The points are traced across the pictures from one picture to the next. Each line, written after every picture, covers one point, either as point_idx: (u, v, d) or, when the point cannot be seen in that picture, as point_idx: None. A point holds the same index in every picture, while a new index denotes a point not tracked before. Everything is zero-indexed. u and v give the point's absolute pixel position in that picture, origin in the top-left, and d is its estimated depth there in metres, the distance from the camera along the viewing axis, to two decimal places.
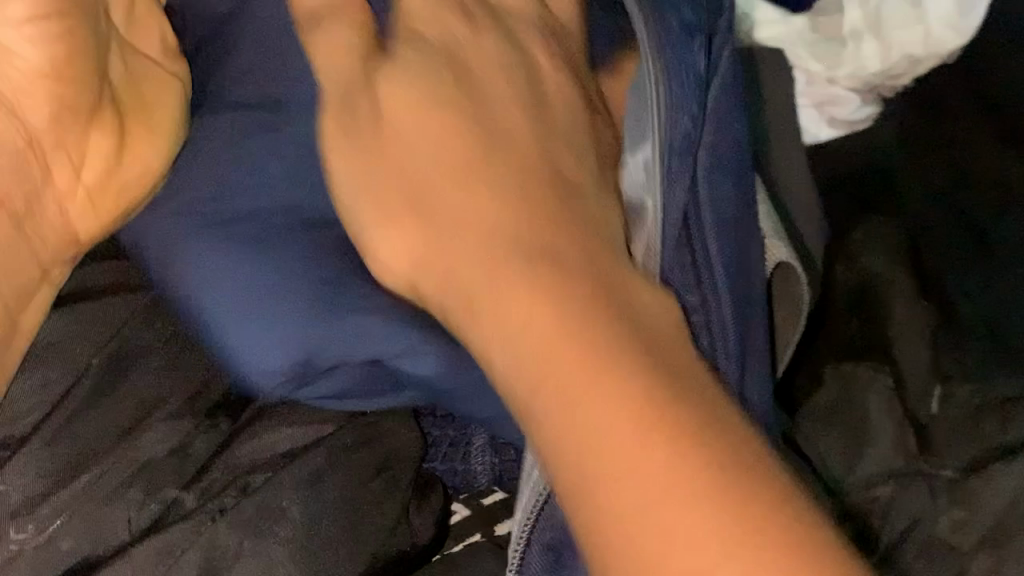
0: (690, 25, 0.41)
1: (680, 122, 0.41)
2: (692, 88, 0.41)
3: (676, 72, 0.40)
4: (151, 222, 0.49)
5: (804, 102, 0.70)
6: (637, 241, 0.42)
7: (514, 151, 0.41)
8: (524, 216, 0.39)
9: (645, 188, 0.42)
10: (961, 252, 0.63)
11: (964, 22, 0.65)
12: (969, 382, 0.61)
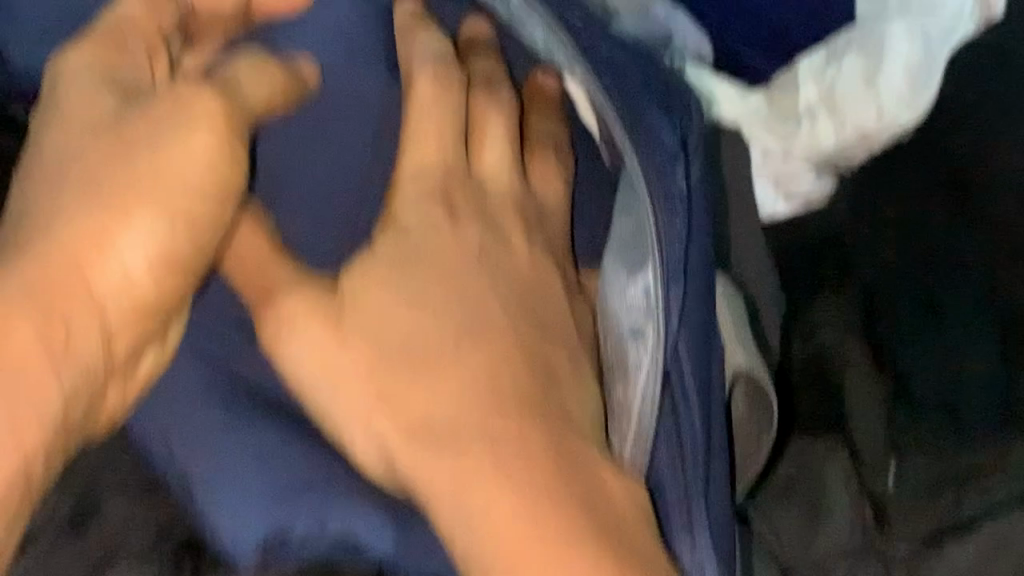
0: (672, 151, 0.44)
1: (673, 249, 0.42)
2: (680, 207, 0.43)
3: (667, 204, 0.43)
4: (173, 377, 0.49)
5: (761, 178, 0.71)
6: (623, 381, 0.43)
7: (493, 316, 0.43)
8: (507, 399, 0.41)
9: (623, 277, 0.42)
10: (913, 311, 0.63)
11: (914, 100, 0.66)
12: (922, 457, 0.62)
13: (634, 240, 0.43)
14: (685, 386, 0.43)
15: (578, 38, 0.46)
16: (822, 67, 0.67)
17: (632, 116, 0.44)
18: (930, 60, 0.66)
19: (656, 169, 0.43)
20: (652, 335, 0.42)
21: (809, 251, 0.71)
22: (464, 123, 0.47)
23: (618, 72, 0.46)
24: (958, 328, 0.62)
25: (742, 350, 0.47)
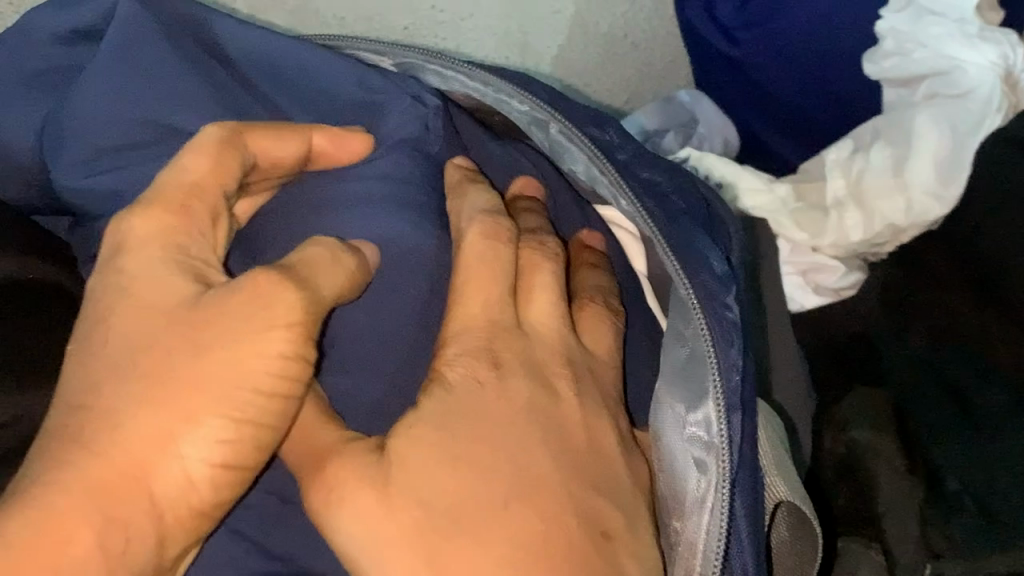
0: (722, 277, 0.45)
1: (731, 377, 0.42)
2: (733, 338, 0.43)
3: (722, 333, 0.43)
4: (215, 551, 0.43)
5: (789, 270, 0.73)
6: (682, 516, 0.41)
7: (544, 469, 0.40)
8: (553, 559, 0.38)
9: (683, 410, 0.42)
10: (940, 410, 0.63)
11: (946, 191, 0.66)
12: (958, 559, 0.61)
13: (688, 369, 0.43)
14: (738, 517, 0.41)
15: (618, 160, 0.47)
16: (849, 159, 0.70)
17: (681, 243, 0.45)
18: (961, 151, 0.66)
19: (707, 296, 0.43)
20: (714, 465, 0.41)
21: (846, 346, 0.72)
22: (514, 263, 0.45)
23: (662, 194, 0.47)
24: (990, 428, 0.60)
25: (785, 482, 0.46)
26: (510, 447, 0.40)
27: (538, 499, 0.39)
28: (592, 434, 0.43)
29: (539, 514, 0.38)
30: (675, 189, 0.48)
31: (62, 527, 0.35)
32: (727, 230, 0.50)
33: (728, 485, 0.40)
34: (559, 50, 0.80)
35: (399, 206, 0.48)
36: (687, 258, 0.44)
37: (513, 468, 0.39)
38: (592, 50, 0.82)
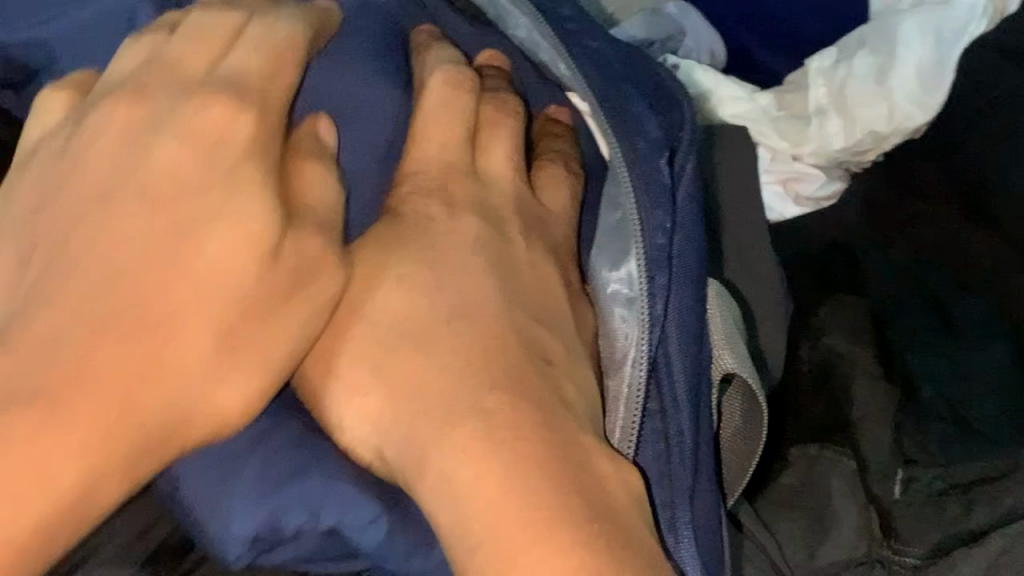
0: (657, 141, 0.45)
1: (654, 239, 0.43)
2: (662, 202, 0.44)
3: (650, 193, 0.43)
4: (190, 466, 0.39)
5: (768, 181, 0.71)
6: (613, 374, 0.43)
7: (489, 310, 0.39)
8: (497, 372, 0.38)
9: (610, 268, 0.44)
10: (911, 311, 0.61)
11: (927, 98, 0.67)
12: (933, 467, 0.58)
13: (619, 231, 0.44)
14: (670, 370, 0.43)
15: (569, 28, 0.47)
16: (832, 67, 0.70)
17: (624, 112, 0.45)
18: (944, 58, 0.67)
19: (636, 159, 0.44)
20: (634, 320, 0.43)
21: (813, 256, 0.69)
22: (474, 114, 0.46)
23: (608, 63, 0.46)
24: (969, 333, 0.59)
25: (733, 354, 0.46)
26: (457, 285, 0.40)
27: (492, 329, 0.39)
28: (542, 280, 0.42)
29: (484, 338, 0.39)
30: (623, 60, 0.47)
31: (84, 354, 0.34)
32: (683, 112, 0.48)
33: (649, 341, 0.43)
34: None
35: (377, 66, 0.47)
36: (625, 124, 0.44)
37: (471, 296, 0.40)
38: None
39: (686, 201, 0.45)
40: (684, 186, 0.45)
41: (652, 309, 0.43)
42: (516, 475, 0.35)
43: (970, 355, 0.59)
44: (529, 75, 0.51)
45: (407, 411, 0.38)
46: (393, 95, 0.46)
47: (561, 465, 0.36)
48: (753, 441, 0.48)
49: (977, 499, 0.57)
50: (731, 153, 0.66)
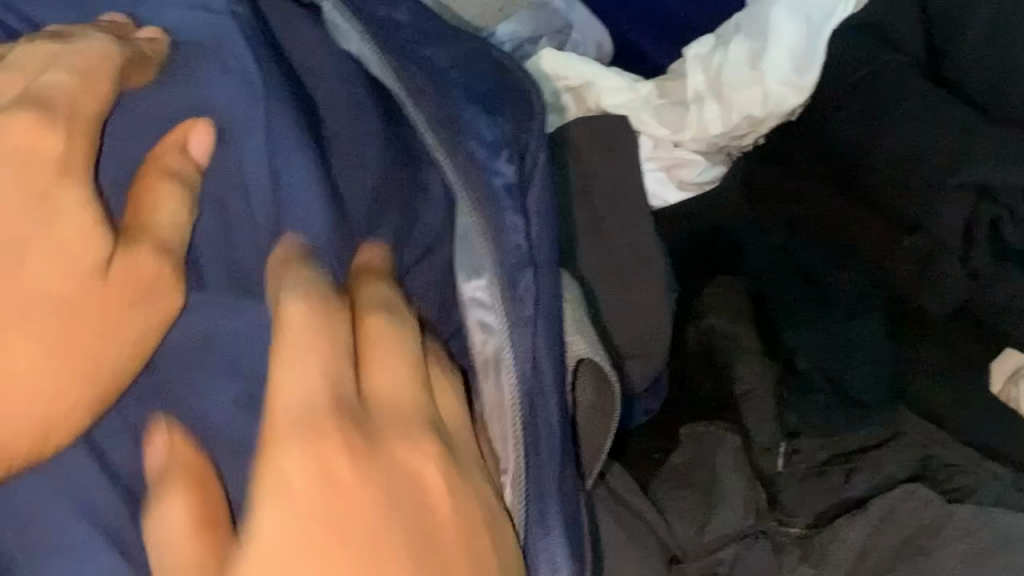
0: (492, 145, 0.46)
1: (509, 233, 0.44)
2: (505, 198, 0.45)
3: (489, 201, 0.44)
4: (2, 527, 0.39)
5: (652, 167, 0.73)
6: (485, 378, 0.45)
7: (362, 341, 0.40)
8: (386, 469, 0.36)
9: (473, 275, 0.45)
10: (792, 288, 0.63)
11: (801, 80, 0.68)
12: (817, 437, 0.60)
13: (468, 240, 0.45)
14: (544, 392, 0.44)
15: (399, 20, 0.50)
16: (709, 54, 0.71)
17: (453, 119, 0.46)
18: (814, 38, 0.68)
19: (473, 163, 0.45)
20: (500, 331, 0.44)
21: (702, 241, 0.70)
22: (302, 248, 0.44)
23: (440, 69, 0.48)
24: (845, 302, 0.62)
25: (585, 340, 0.48)
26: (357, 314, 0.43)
27: (399, 371, 0.40)
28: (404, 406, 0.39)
29: (388, 391, 0.39)
30: (460, 65, 0.49)
31: None
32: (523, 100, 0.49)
33: (513, 351, 0.44)
34: None
35: (250, 85, 0.47)
36: (454, 121, 0.46)
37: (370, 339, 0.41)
38: None
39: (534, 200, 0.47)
40: (532, 186, 0.47)
41: (510, 333, 0.44)
42: (330, 480, 0.35)
43: (850, 326, 0.61)
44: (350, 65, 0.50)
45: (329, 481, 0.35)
46: (292, 110, 0.47)
47: (363, 465, 0.36)
48: (603, 426, 0.50)
49: (857, 470, 0.59)
50: (606, 139, 0.67)
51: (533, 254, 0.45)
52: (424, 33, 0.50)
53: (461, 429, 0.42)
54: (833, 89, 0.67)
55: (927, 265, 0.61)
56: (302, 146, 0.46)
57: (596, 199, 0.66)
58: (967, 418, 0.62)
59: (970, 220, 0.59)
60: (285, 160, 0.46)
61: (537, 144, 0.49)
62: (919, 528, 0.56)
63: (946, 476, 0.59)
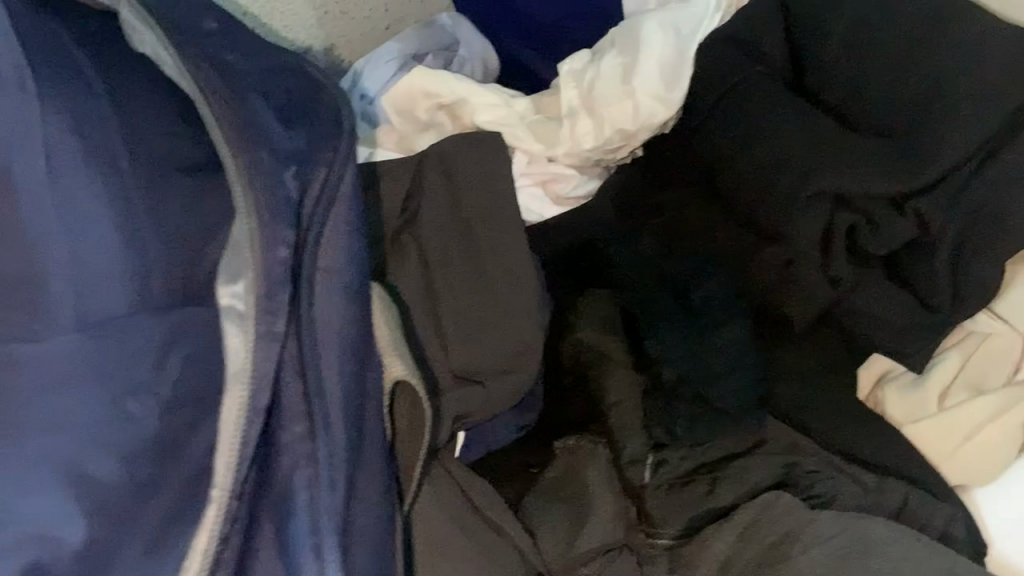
0: (281, 152, 0.49)
1: (277, 251, 0.47)
2: (287, 213, 0.48)
3: (269, 207, 0.47)
4: None
5: (526, 183, 0.72)
6: (236, 383, 0.47)
7: None
8: None
9: (234, 277, 0.48)
10: (660, 301, 0.63)
11: (669, 94, 0.69)
12: (681, 446, 0.60)
13: (234, 252, 0.49)
14: (320, 398, 0.48)
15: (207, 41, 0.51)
16: (583, 69, 0.72)
17: (242, 122, 0.48)
18: (682, 52, 0.70)
19: (258, 176, 0.48)
20: (245, 334, 0.48)
21: (573, 255, 0.69)
22: None
23: (237, 75, 0.50)
24: (712, 314, 0.63)
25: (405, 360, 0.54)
26: None
27: None
28: None
29: None
30: (265, 78, 0.52)
31: None
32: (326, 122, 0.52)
33: (252, 357, 0.47)
34: None
35: (20, 95, 0.50)
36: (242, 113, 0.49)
37: None
38: None
39: (337, 224, 0.51)
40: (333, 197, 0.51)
41: (253, 344, 0.47)
42: None
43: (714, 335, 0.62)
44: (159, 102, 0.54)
45: None
46: (76, 131, 0.52)
47: None
48: (419, 435, 0.54)
49: (720, 482, 0.59)
50: (475, 152, 0.66)
51: (297, 272, 0.49)
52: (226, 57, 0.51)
53: None
54: (702, 98, 0.68)
55: (789, 276, 0.62)
56: (95, 173, 0.52)
57: (466, 208, 0.65)
58: (832, 432, 0.61)
59: (828, 224, 0.61)
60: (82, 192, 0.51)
61: (344, 164, 0.52)
62: (779, 540, 0.55)
63: (807, 482, 0.59)
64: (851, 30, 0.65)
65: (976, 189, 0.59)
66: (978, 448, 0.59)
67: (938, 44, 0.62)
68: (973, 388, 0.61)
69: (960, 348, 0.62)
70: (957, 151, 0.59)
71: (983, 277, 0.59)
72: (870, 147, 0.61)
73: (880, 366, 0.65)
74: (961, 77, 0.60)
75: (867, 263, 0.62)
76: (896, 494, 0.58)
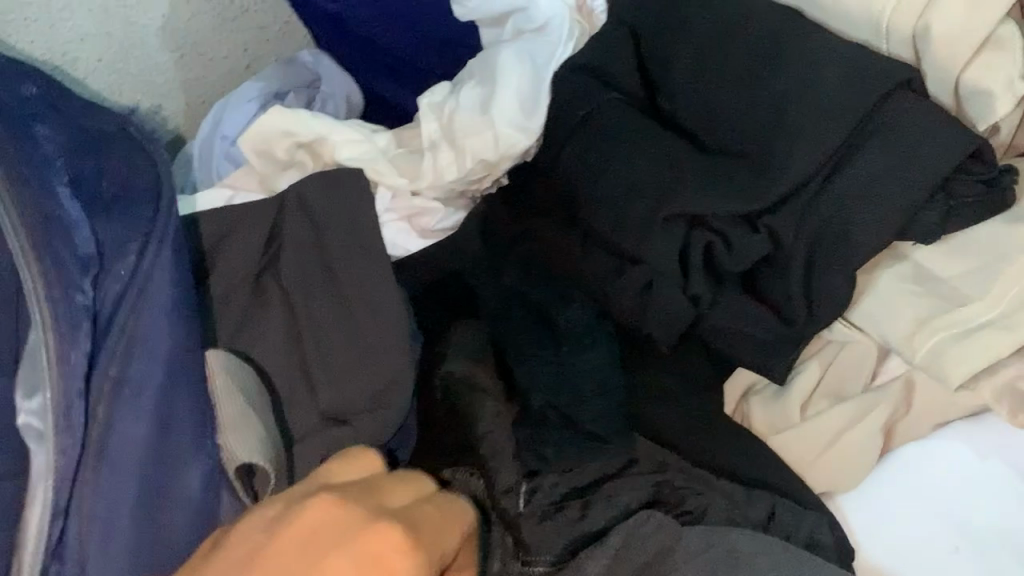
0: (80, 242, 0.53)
1: (74, 356, 0.51)
2: (82, 315, 0.52)
3: (57, 275, 0.51)
4: None
5: (391, 218, 0.73)
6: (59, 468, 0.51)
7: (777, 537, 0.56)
8: None
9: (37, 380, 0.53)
10: (528, 331, 0.65)
11: (528, 122, 0.70)
12: (554, 469, 0.60)
13: (31, 362, 0.54)
14: (171, 493, 0.53)
15: (23, 132, 0.55)
16: (442, 101, 0.73)
17: (37, 222, 0.52)
18: (538, 82, 0.71)
19: (53, 260, 0.52)
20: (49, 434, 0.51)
21: (440, 290, 0.71)
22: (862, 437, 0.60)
23: (39, 152, 0.55)
24: (573, 339, 0.64)
25: (257, 439, 0.55)
26: None
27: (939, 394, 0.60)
28: None
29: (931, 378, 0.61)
30: (70, 161, 0.56)
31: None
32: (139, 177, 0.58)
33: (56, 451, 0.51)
34: (164, 22, 0.79)
35: None
36: (31, 206, 0.52)
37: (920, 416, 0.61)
38: (198, 20, 0.82)
39: (155, 301, 0.54)
40: (145, 268, 0.54)
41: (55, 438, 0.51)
42: None
43: (579, 361, 0.63)
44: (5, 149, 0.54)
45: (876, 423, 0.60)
46: None
47: None
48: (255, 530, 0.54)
49: (591, 505, 0.59)
50: (336, 193, 0.66)
51: (97, 359, 0.52)
52: (53, 142, 0.56)
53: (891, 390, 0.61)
54: (566, 125, 0.69)
55: (648, 297, 0.63)
56: None
57: (329, 247, 0.65)
58: (698, 447, 0.62)
59: (684, 248, 0.63)
60: (147, 315, 0.54)
61: (160, 253, 0.55)
62: (644, 563, 0.56)
63: (677, 497, 0.60)
64: (697, 55, 0.67)
65: (820, 207, 0.61)
66: (840, 452, 0.60)
67: (781, 61, 0.63)
68: (831, 396, 0.63)
69: (819, 357, 0.64)
70: (800, 169, 0.60)
71: (832, 292, 0.60)
72: (721, 174, 0.63)
73: (744, 379, 0.66)
74: (804, 92, 0.62)
75: (724, 279, 0.64)
76: (763, 505, 0.59)
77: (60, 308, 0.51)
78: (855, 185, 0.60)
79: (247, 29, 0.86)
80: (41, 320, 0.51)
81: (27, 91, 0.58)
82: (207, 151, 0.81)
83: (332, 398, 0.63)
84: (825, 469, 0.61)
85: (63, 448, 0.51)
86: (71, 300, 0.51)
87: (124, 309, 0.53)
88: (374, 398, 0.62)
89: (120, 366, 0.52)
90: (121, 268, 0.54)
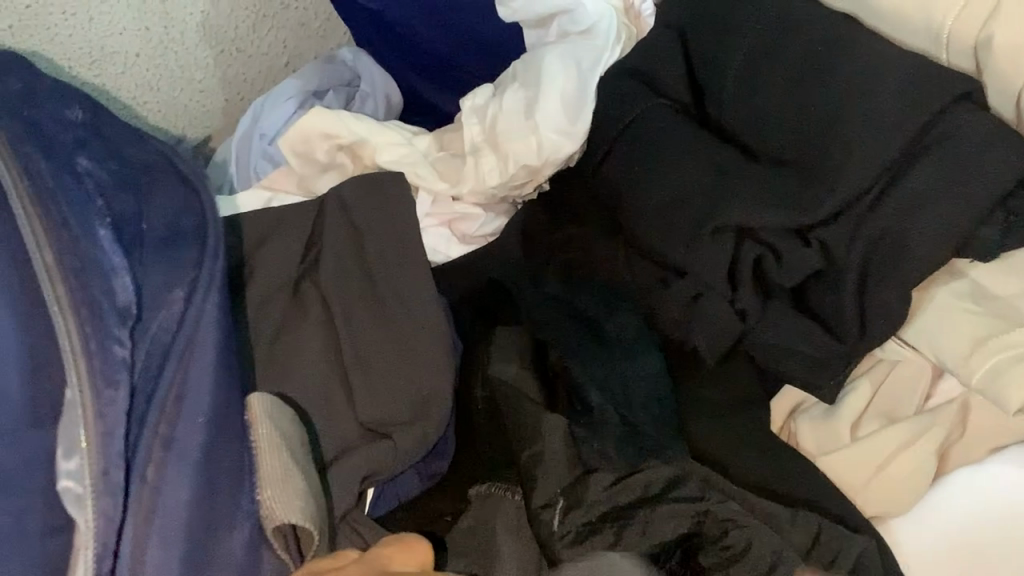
0: (117, 289, 0.52)
1: (116, 416, 0.49)
2: (123, 367, 0.50)
3: (93, 328, 0.50)
4: None
5: (431, 224, 0.72)
6: (101, 535, 0.48)
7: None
8: None
9: (71, 445, 0.50)
10: (575, 338, 0.63)
11: (573, 127, 0.68)
12: (611, 472, 0.59)
13: (70, 418, 0.51)
14: (222, 542, 0.51)
15: (69, 165, 0.55)
16: (485, 105, 0.71)
17: (76, 271, 0.50)
18: (584, 89, 0.69)
19: (93, 314, 0.50)
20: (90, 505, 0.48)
21: (482, 296, 0.69)
22: (916, 458, 0.58)
23: (83, 183, 0.55)
24: (621, 344, 0.63)
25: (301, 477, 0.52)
26: None
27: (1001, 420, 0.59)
28: None
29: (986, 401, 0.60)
30: (110, 195, 0.56)
31: None
32: (188, 212, 0.58)
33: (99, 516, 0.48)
34: (202, 18, 0.78)
35: None
36: (71, 253, 0.51)
37: (977, 440, 0.59)
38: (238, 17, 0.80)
39: (201, 348, 0.53)
40: (189, 317, 0.54)
41: (94, 502, 0.48)
42: None
43: (631, 378, 0.62)
44: (48, 185, 0.52)
45: (926, 442, 0.58)
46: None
47: None
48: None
49: (635, 531, 0.57)
50: (374, 199, 0.65)
51: (140, 417, 0.51)
52: (100, 178, 0.56)
53: (943, 410, 0.59)
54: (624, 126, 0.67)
55: (697, 306, 0.62)
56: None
57: (370, 252, 0.65)
58: (746, 467, 0.60)
59: (732, 259, 0.61)
60: (195, 366, 0.53)
61: (207, 296, 0.55)
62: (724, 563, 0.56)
63: (720, 529, 0.57)
64: (749, 56, 0.65)
65: (881, 217, 0.58)
66: (892, 475, 0.58)
67: (836, 63, 0.62)
68: (882, 417, 0.61)
69: (870, 376, 0.63)
70: (855, 180, 0.58)
71: (888, 307, 0.58)
72: (768, 180, 0.61)
73: (792, 397, 0.65)
74: (861, 103, 0.60)
75: (772, 291, 0.62)
76: (809, 525, 0.56)
77: (97, 362, 0.49)
78: (914, 195, 0.57)
79: (285, 26, 0.85)
80: (78, 378, 0.49)
81: (72, 116, 0.58)
82: (245, 150, 0.80)
83: (378, 411, 0.61)
84: (880, 489, 0.59)
85: (102, 514, 0.48)
86: (109, 353, 0.50)
87: (171, 365, 0.53)
88: (423, 408, 0.61)
89: (169, 424, 0.51)
90: (162, 317, 0.54)
